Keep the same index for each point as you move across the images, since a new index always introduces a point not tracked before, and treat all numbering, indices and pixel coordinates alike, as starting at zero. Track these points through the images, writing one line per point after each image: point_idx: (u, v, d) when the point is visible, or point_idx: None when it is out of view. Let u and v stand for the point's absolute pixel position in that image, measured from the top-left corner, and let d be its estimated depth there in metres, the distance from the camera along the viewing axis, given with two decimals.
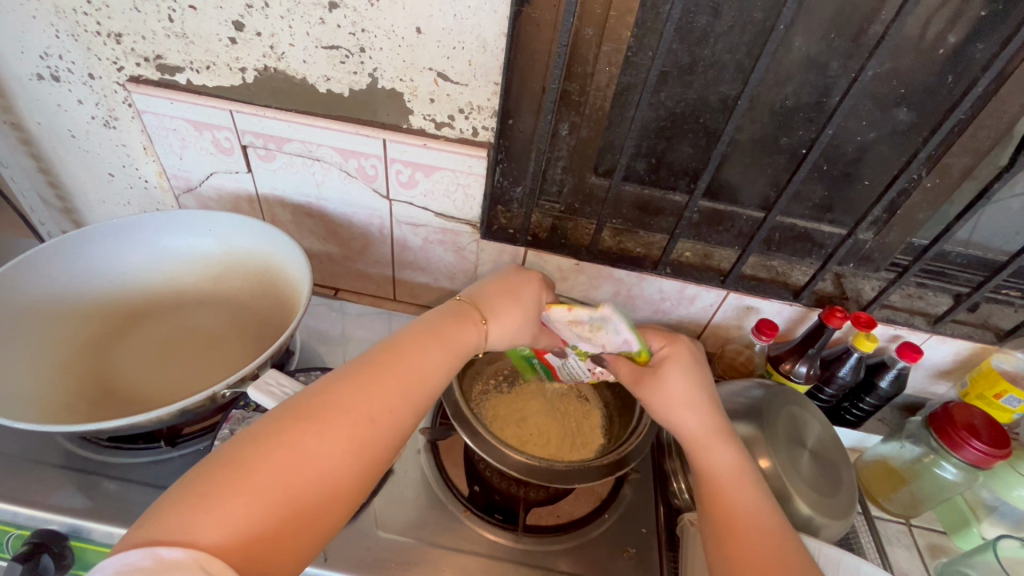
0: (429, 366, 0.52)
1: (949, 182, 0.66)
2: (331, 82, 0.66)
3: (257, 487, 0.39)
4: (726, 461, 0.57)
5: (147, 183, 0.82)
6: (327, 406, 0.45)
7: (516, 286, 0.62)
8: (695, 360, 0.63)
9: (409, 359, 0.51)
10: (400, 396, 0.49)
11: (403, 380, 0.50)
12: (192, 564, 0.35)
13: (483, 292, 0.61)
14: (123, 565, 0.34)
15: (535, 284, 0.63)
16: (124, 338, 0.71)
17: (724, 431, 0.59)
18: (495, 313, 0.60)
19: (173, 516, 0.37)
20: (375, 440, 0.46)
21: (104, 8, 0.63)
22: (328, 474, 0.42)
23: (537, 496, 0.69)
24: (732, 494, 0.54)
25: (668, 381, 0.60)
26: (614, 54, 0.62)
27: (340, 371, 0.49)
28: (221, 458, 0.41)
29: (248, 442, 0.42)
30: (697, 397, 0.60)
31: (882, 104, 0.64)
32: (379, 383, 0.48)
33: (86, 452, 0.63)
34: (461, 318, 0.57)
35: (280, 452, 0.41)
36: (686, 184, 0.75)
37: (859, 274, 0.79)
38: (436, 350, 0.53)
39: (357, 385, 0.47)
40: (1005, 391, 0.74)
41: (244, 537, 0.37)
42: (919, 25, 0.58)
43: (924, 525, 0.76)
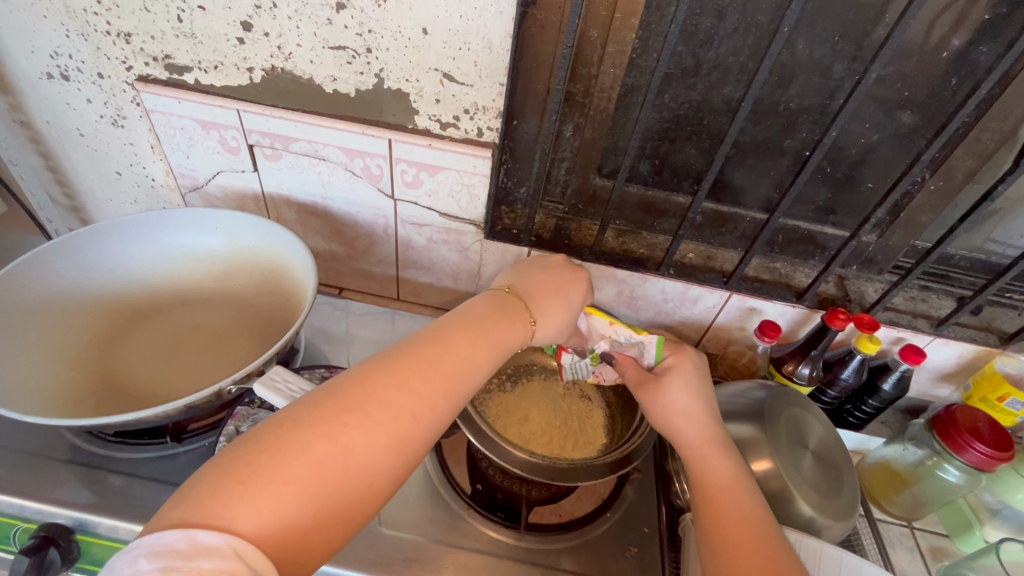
0: (471, 364, 0.53)
1: (952, 185, 0.66)
2: (337, 82, 0.67)
3: (296, 478, 0.40)
4: (722, 470, 0.57)
5: (154, 182, 0.82)
6: (369, 398, 0.45)
7: (567, 285, 0.65)
8: (697, 374, 0.64)
9: (453, 356, 0.52)
10: (441, 393, 0.49)
11: (445, 376, 0.50)
12: (228, 552, 0.35)
13: (531, 289, 0.64)
14: (158, 547, 0.35)
15: (583, 286, 0.66)
16: (130, 334, 0.72)
17: (721, 441, 0.59)
18: (543, 314, 0.62)
19: (211, 499, 0.38)
20: (411, 438, 0.46)
21: (114, 8, 0.64)
22: (366, 470, 0.43)
23: (539, 494, 0.69)
24: (727, 501, 0.55)
25: (671, 394, 0.62)
26: (618, 56, 0.63)
27: (383, 361, 0.49)
28: (259, 442, 0.41)
29: (290, 428, 0.42)
30: (699, 408, 0.61)
31: (885, 106, 0.64)
32: (422, 378, 0.48)
33: (92, 447, 0.64)
34: (514, 315, 0.59)
35: (320, 444, 0.42)
36: (690, 185, 0.75)
37: (862, 275, 0.79)
38: (483, 349, 0.54)
39: (400, 379, 0.48)
40: (1008, 394, 0.73)
41: (281, 527, 0.38)
42: (922, 28, 0.58)
43: (926, 528, 0.76)
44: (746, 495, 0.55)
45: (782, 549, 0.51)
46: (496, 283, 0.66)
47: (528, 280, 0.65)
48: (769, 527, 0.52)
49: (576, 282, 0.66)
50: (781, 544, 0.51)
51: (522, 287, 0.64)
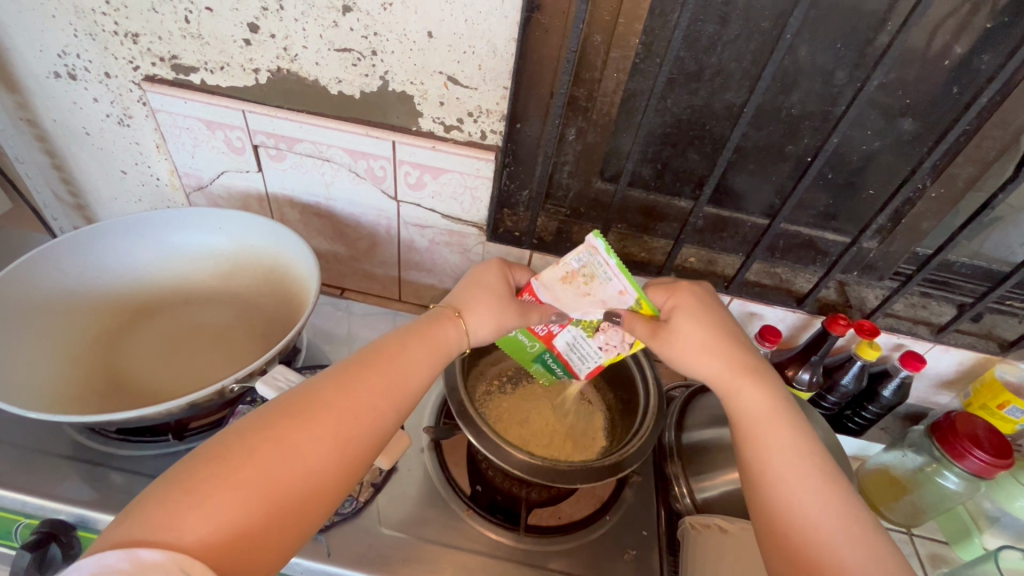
0: (414, 365, 0.53)
1: (953, 192, 0.66)
2: (342, 84, 0.67)
3: (242, 484, 0.40)
4: (756, 402, 0.55)
5: (158, 181, 0.83)
6: (312, 402, 0.46)
7: (484, 278, 0.63)
8: (702, 304, 0.61)
9: (395, 359, 0.52)
10: (383, 394, 0.49)
11: (387, 378, 0.50)
12: (173, 565, 0.35)
13: (461, 293, 0.62)
14: (99, 568, 0.34)
15: (498, 270, 0.64)
16: (133, 331, 0.72)
17: (752, 370, 0.57)
18: (471, 309, 0.60)
19: (156, 515, 0.37)
20: (358, 438, 0.46)
21: (122, 9, 0.65)
22: (312, 470, 0.43)
23: (538, 496, 0.68)
24: (768, 434, 0.53)
25: (684, 330, 0.59)
26: (622, 61, 0.63)
27: (327, 371, 0.50)
28: (206, 454, 0.41)
29: (234, 438, 0.42)
30: (715, 340, 0.58)
31: (887, 113, 0.64)
32: (364, 380, 0.49)
33: (94, 443, 0.64)
34: (438, 317, 0.58)
35: (266, 449, 0.42)
36: (692, 190, 0.76)
37: (863, 281, 0.79)
38: (423, 350, 0.54)
39: (344, 383, 0.48)
40: (1008, 401, 0.74)
41: (229, 533, 0.38)
42: (925, 37, 0.58)
43: (925, 535, 0.76)
44: (787, 427, 0.53)
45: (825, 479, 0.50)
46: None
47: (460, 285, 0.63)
48: (810, 457, 0.51)
49: (517, 280, 0.65)
50: (826, 476, 0.50)
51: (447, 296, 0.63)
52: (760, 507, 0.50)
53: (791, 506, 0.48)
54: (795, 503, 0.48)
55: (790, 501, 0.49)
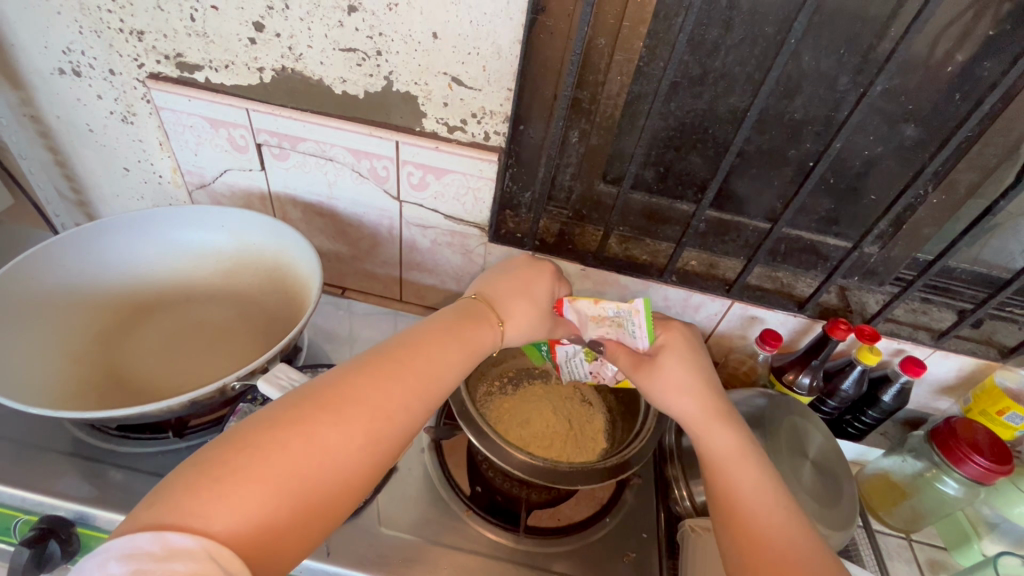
0: (445, 365, 0.52)
1: (955, 198, 0.67)
2: (346, 83, 0.67)
3: (271, 477, 0.39)
4: (725, 442, 0.56)
5: (161, 179, 0.83)
6: (345, 395, 0.45)
7: (533, 283, 0.62)
8: (689, 345, 0.62)
9: (428, 359, 0.51)
10: (415, 393, 0.49)
11: (420, 377, 0.50)
12: (202, 554, 0.35)
13: (498, 291, 0.61)
14: (129, 549, 0.35)
15: (548, 279, 0.63)
16: (134, 329, 0.72)
17: (722, 413, 0.58)
18: (512, 313, 0.60)
19: (185, 501, 0.37)
20: (386, 436, 0.46)
21: (128, 6, 0.65)
22: (340, 467, 0.42)
23: (538, 498, 0.68)
24: (733, 472, 0.54)
25: (667, 371, 0.60)
26: (625, 64, 0.64)
27: (361, 361, 0.49)
28: (236, 441, 0.41)
29: (266, 427, 0.42)
30: (696, 382, 0.60)
31: (890, 119, 0.65)
32: (397, 377, 0.48)
33: (95, 440, 0.64)
34: (475, 315, 0.57)
35: (297, 442, 0.41)
36: (694, 193, 0.76)
37: (864, 286, 0.79)
38: (456, 349, 0.54)
39: (377, 378, 0.47)
40: (1008, 407, 0.74)
41: (257, 525, 0.38)
42: (927, 44, 0.59)
43: (925, 540, 0.76)
44: (753, 464, 0.55)
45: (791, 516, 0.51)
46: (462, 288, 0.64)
47: (493, 282, 0.62)
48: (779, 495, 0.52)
49: (559, 292, 0.65)
50: (793, 510, 0.51)
51: (488, 291, 0.62)
52: (735, 541, 0.50)
53: (759, 538, 0.49)
54: (766, 535, 0.49)
55: (755, 534, 0.50)
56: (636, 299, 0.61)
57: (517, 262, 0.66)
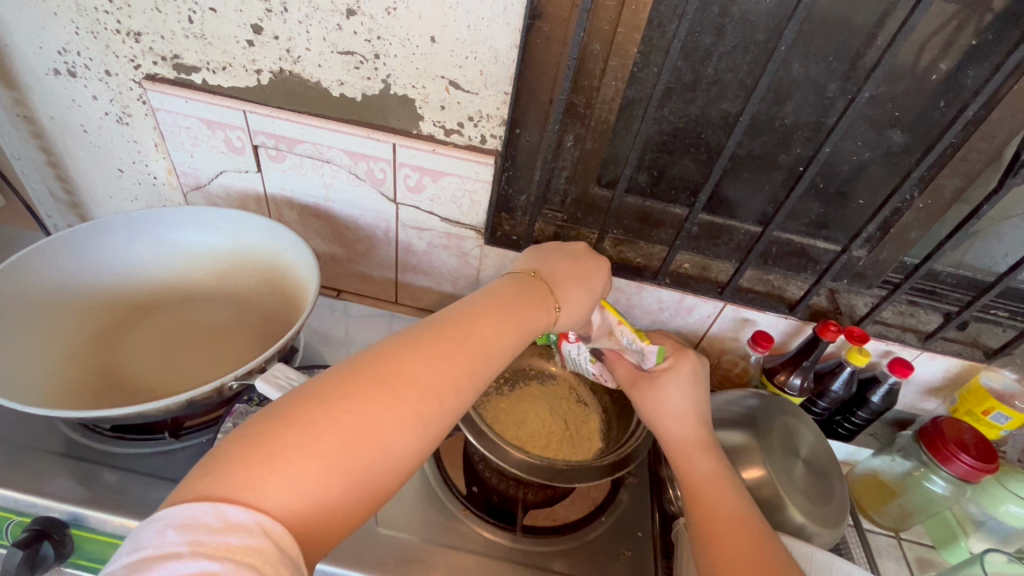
0: (496, 348, 0.52)
1: (940, 203, 0.68)
2: (344, 86, 0.68)
3: (324, 455, 0.40)
4: (706, 468, 0.59)
5: (156, 180, 0.83)
6: (395, 375, 0.45)
7: (593, 279, 0.64)
8: (694, 377, 0.65)
9: (478, 341, 0.51)
10: (465, 375, 0.49)
11: (470, 360, 0.50)
12: (257, 529, 0.35)
13: (555, 275, 0.63)
14: (186, 519, 0.34)
15: (605, 274, 0.66)
16: (128, 329, 0.72)
17: (706, 442, 0.61)
18: (568, 301, 0.61)
19: (237, 474, 0.37)
20: (434, 420, 0.46)
21: (126, 8, 0.65)
22: (392, 448, 0.43)
23: (535, 497, 0.69)
24: (711, 497, 0.57)
25: (667, 394, 0.64)
26: (620, 70, 0.65)
27: (409, 339, 0.49)
28: (287, 416, 0.41)
29: (319, 403, 0.42)
30: (691, 409, 0.63)
31: (876, 125, 0.66)
32: (448, 359, 0.48)
33: (89, 441, 0.63)
34: (534, 298, 0.58)
35: (349, 421, 0.42)
36: (687, 197, 0.77)
37: (852, 289, 0.81)
38: (509, 331, 0.54)
39: (426, 359, 0.47)
40: (994, 408, 0.76)
41: (310, 504, 0.38)
42: (913, 52, 0.60)
43: (913, 539, 0.78)
44: (728, 491, 0.57)
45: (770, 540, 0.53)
46: (519, 266, 0.65)
47: (552, 268, 0.64)
48: (758, 522, 0.54)
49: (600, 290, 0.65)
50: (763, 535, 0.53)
51: (547, 272, 0.63)
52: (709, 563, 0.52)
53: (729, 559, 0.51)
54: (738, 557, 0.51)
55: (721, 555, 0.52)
56: (653, 346, 0.65)
57: (575, 248, 0.68)
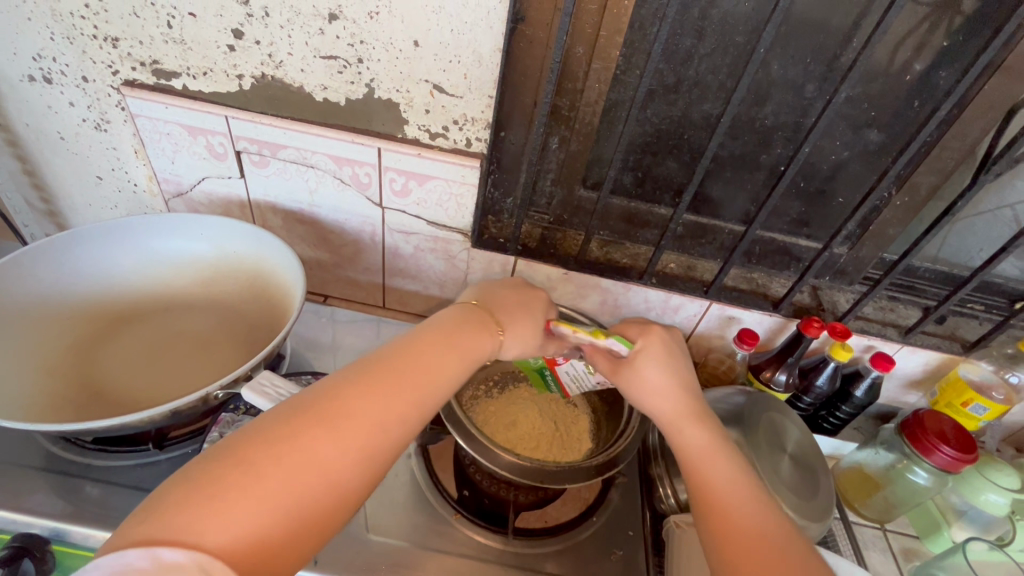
0: (442, 375, 0.53)
1: (917, 200, 0.70)
2: (327, 91, 0.67)
3: (266, 491, 0.39)
4: (699, 440, 0.58)
5: (136, 187, 0.81)
6: (340, 408, 0.46)
7: (530, 303, 0.64)
8: (668, 353, 0.64)
9: (424, 368, 0.52)
10: (411, 404, 0.49)
11: (416, 388, 0.50)
12: (196, 568, 0.35)
13: (497, 302, 0.63)
14: (118, 567, 0.34)
15: (544, 303, 0.66)
16: (109, 340, 0.70)
17: (696, 413, 0.60)
18: (511, 325, 0.61)
19: (177, 516, 0.37)
20: (382, 449, 0.46)
21: (102, 13, 0.64)
22: (337, 481, 0.43)
23: (526, 499, 0.68)
24: (708, 469, 0.56)
25: (644, 374, 0.62)
26: (603, 72, 0.65)
27: (353, 372, 0.49)
28: (230, 455, 0.41)
29: (262, 440, 0.42)
30: (671, 385, 0.62)
31: (854, 125, 0.68)
32: (394, 389, 0.49)
33: (70, 454, 0.62)
34: (478, 324, 0.59)
35: (292, 455, 0.42)
36: (671, 198, 0.78)
37: (835, 285, 0.82)
38: (453, 358, 0.54)
39: (371, 390, 0.48)
40: (972, 399, 0.78)
41: (252, 541, 0.38)
42: (887, 53, 0.62)
43: (898, 530, 0.79)
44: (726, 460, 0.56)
45: (765, 504, 0.52)
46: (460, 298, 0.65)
47: (492, 297, 0.64)
48: (754, 490, 0.54)
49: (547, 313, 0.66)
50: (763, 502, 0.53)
51: (489, 300, 0.63)
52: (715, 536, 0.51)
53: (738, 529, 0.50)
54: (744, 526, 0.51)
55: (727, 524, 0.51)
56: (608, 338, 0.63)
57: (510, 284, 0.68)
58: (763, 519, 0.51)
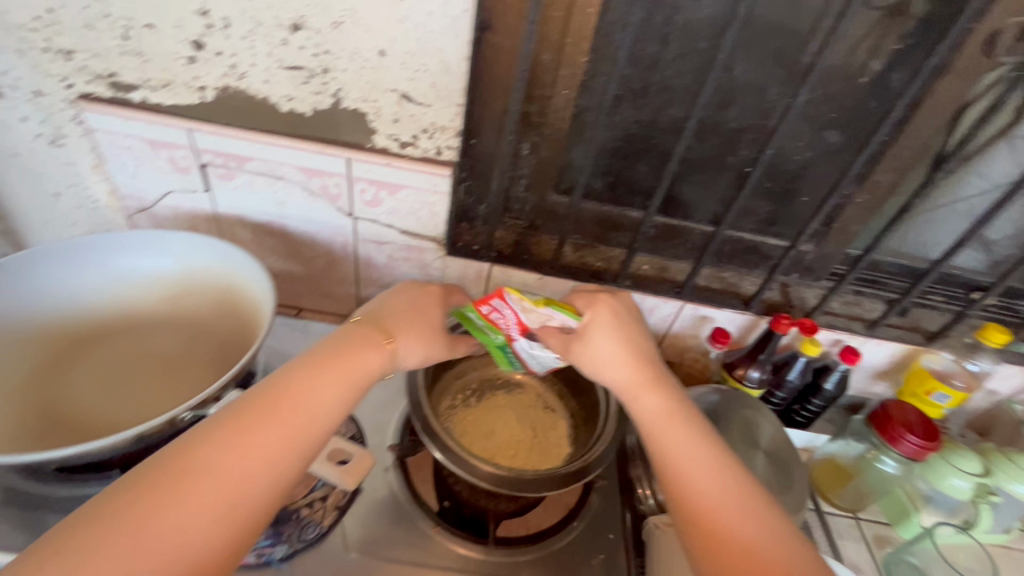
0: (319, 406, 0.51)
1: (877, 197, 0.72)
2: (293, 101, 0.67)
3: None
4: (655, 406, 0.58)
5: (97, 203, 0.79)
6: (195, 466, 0.43)
7: (422, 305, 0.64)
8: (617, 322, 0.63)
9: (297, 403, 0.50)
10: (282, 444, 0.47)
11: (288, 427, 0.48)
12: None
13: (387, 316, 0.61)
14: None
15: (438, 299, 0.65)
16: (70, 367, 0.69)
17: (650, 378, 0.61)
18: (399, 337, 0.60)
19: None
20: (247, 501, 0.43)
21: (54, 25, 0.62)
22: (193, 547, 0.40)
23: (506, 508, 0.66)
24: (662, 434, 0.56)
25: (595, 348, 0.62)
26: (570, 79, 0.66)
27: (215, 421, 0.46)
28: (59, 544, 0.37)
29: (99, 518, 0.38)
30: (624, 355, 0.61)
31: (815, 126, 0.70)
32: (261, 432, 0.46)
33: (33, 484, 0.59)
34: (362, 343, 0.57)
35: (133, 530, 0.38)
36: (642, 201, 0.79)
37: (803, 282, 0.83)
38: (332, 386, 0.52)
39: (235, 438, 0.45)
40: (935, 387, 0.80)
41: None
42: (843, 55, 0.64)
43: (872, 518, 0.81)
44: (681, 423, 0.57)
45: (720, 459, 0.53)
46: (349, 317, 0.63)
47: (381, 310, 0.62)
48: (707, 449, 0.54)
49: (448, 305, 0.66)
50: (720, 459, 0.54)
51: (377, 316, 0.62)
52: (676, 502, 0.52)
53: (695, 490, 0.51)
54: (701, 487, 0.51)
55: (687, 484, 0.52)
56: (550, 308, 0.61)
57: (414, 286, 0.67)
58: (720, 476, 0.52)
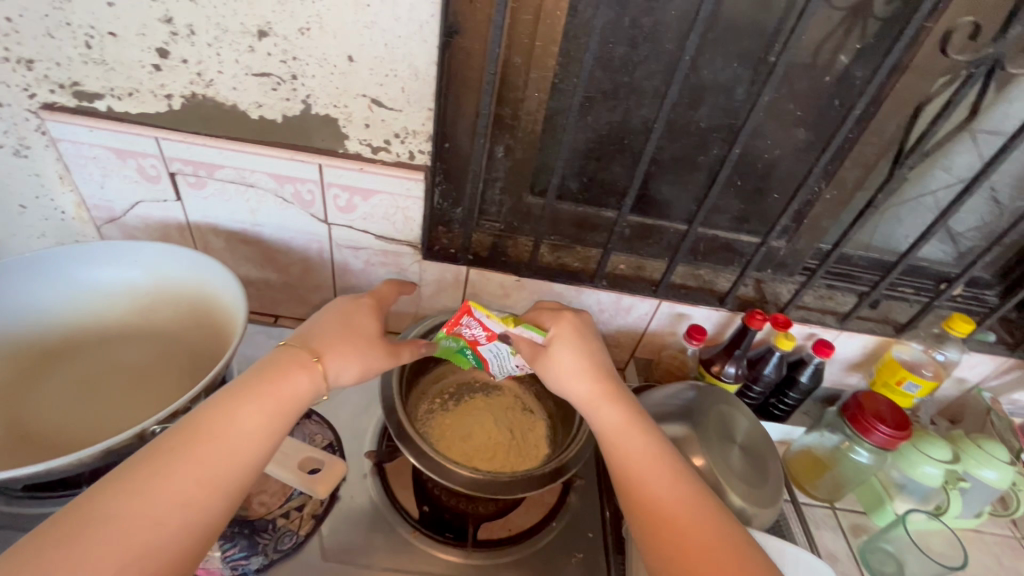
0: (240, 438, 0.47)
1: (844, 193, 0.73)
2: (262, 108, 0.66)
3: None
4: (613, 418, 0.59)
5: (65, 215, 0.77)
6: (99, 517, 0.40)
7: (355, 321, 0.60)
8: (579, 333, 0.63)
9: (216, 438, 0.46)
10: (197, 484, 0.44)
11: (204, 465, 0.45)
12: None
13: (317, 334, 0.58)
14: None
15: (367, 313, 0.62)
16: (37, 382, 0.67)
17: (609, 391, 0.61)
18: (329, 355, 0.56)
19: None
20: (161, 547, 0.41)
21: (13, 34, 0.61)
22: None
23: (486, 510, 0.69)
24: (622, 446, 0.57)
25: (559, 360, 0.61)
26: (541, 81, 0.66)
27: (126, 466, 0.44)
28: None
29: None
30: (586, 367, 0.61)
31: (783, 124, 0.71)
32: (172, 474, 0.44)
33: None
34: (287, 365, 0.53)
35: None
36: (616, 201, 0.79)
37: (777, 278, 0.85)
38: (255, 415, 0.49)
39: (143, 484, 0.42)
40: (905, 377, 0.82)
41: None
42: (808, 54, 0.65)
43: (847, 507, 0.83)
44: (640, 435, 0.58)
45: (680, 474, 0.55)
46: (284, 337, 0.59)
47: (312, 329, 0.58)
48: (663, 461, 0.55)
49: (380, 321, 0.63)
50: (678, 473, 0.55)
51: (308, 334, 0.58)
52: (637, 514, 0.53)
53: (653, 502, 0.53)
54: (661, 498, 0.53)
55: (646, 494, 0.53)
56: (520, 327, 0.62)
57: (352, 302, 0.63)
58: (679, 487, 0.53)
